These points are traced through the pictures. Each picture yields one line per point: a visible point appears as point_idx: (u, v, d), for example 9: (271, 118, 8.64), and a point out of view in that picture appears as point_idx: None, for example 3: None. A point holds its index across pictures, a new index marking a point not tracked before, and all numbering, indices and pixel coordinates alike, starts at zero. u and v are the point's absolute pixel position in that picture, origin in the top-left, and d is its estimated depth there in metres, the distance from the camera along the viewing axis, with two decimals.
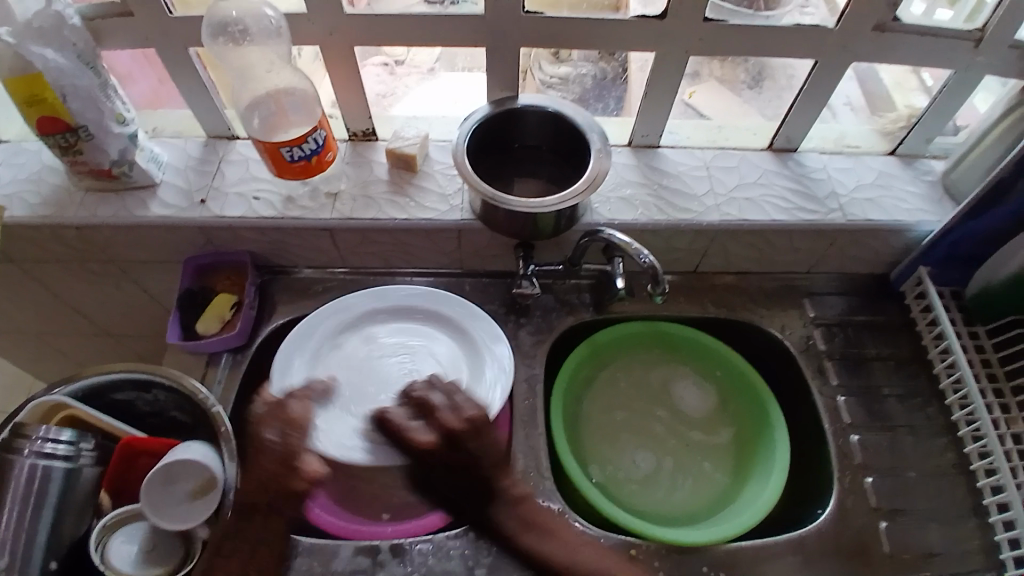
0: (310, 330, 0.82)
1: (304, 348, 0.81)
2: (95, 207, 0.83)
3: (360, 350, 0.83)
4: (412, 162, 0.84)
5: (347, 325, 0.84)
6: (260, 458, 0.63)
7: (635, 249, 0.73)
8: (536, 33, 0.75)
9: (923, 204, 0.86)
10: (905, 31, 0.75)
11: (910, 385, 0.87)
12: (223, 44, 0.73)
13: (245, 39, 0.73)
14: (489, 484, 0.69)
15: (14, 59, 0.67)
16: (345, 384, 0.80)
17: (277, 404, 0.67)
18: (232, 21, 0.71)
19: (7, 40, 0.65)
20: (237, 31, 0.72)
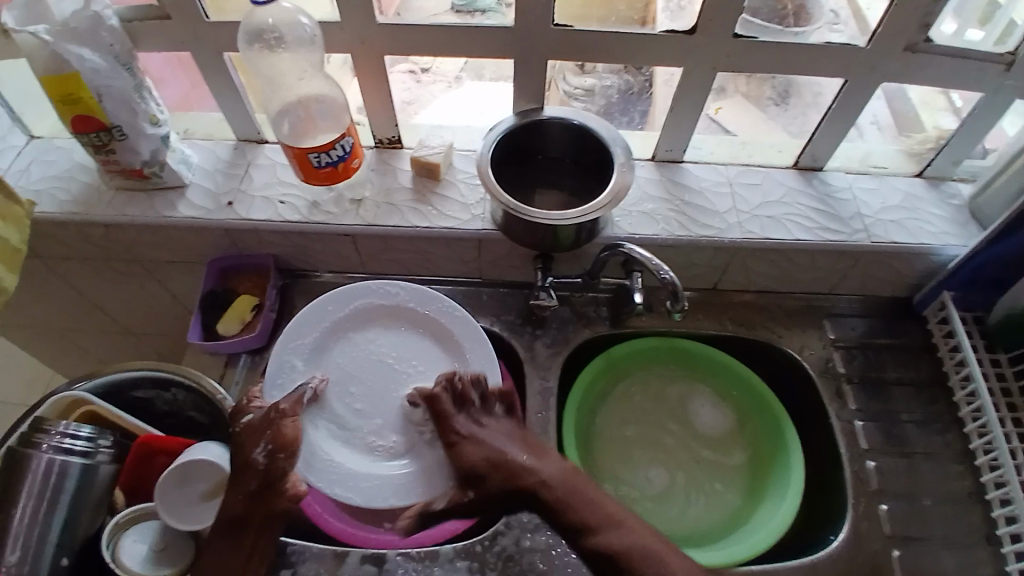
0: (310, 322, 0.79)
1: (301, 346, 0.78)
2: (122, 206, 0.85)
3: (363, 349, 0.80)
4: (436, 171, 0.85)
5: (351, 317, 0.81)
6: (242, 475, 0.65)
7: (654, 264, 0.73)
8: (563, 46, 0.76)
9: (949, 228, 0.84)
10: (935, 53, 0.75)
11: (931, 410, 0.85)
12: (258, 50, 0.74)
13: (280, 46, 0.74)
14: (524, 468, 0.69)
15: (50, 56, 0.69)
16: (348, 387, 0.77)
17: (273, 418, 0.68)
18: (268, 28, 0.72)
19: (44, 39, 0.67)
20: (273, 38, 0.73)
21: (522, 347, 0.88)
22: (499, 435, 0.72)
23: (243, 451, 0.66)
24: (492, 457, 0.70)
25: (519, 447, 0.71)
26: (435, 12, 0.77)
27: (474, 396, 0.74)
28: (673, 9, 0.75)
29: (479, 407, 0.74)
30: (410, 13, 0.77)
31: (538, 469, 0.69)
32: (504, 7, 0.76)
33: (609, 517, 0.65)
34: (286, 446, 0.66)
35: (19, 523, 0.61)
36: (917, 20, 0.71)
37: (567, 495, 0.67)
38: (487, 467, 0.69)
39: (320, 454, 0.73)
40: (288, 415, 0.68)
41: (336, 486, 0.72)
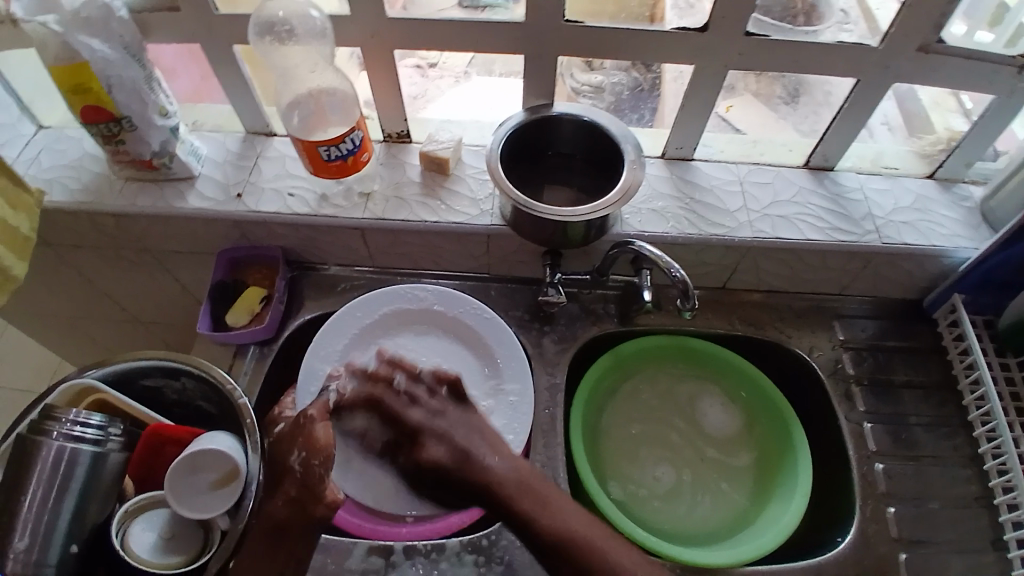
0: (340, 329, 0.82)
1: (330, 351, 0.81)
2: (133, 197, 0.85)
3: (391, 354, 0.82)
4: (445, 166, 0.84)
5: (378, 322, 0.83)
6: (284, 482, 0.64)
7: (664, 262, 0.72)
8: (575, 42, 0.76)
9: (961, 230, 0.84)
10: (950, 53, 0.74)
11: (939, 414, 0.85)
12: (269, 43, 0.75)
13: (291, 38, 0.74)
14: (479, 465, 0.64)
15: (61, 47, 0.69)
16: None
17: (301, 423, 0.67)
18: (279, 22, 0.72)
19: (54, 29, 0.67)
20: (284, 31, 0.73)
21: (530, 343, 0.88)
22: (457, 429, 0.67)
23: (282, 456, 0.65)
24: (450, 453, 0.65)
25: (484, 446, 0.66)
26: (440, 7, 0.76)
27: (422, 388, 0.71)
28: (682, 7, 0.75)
29: (429, 399, 0.70)
30: (416, 6, 0.76)
31: (492, 471, 0.64)
32: (511, 2, 0.76)
33: (545, 498, 0.62)
34: (319, 451, 0.65)
35: (27, 511, 0.61)
36: (932, 20, 0.70)
37: (519, 495, 0.62)
38: (442, 467, 0.65)
39: (350, 457, 0.75)
40: (318, 420, 0.66)
41: (365, 488, 0.74)
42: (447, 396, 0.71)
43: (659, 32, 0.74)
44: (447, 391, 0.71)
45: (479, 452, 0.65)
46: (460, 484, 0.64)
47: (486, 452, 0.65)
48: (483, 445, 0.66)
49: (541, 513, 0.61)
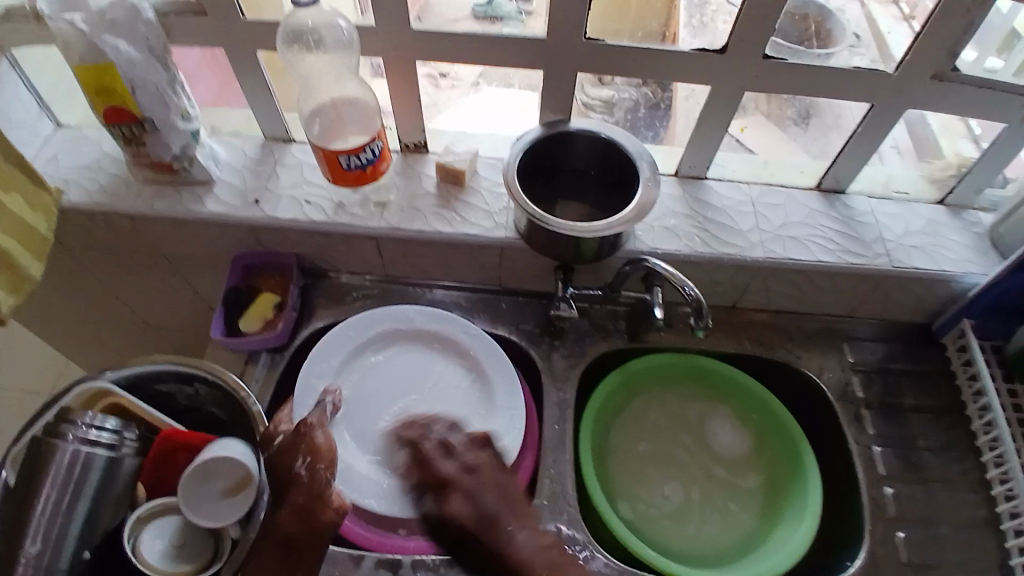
0: (333, 347, 0.84)
1: (325, 368, 0.83)
2: (151, 201, 0.86)
3: (385, 368, 0.85)
4: (460, 178, 0.85)
5: (370, 341, 0.86)
6: (290, 491, 0.65)
7: (679, 280, 0.73)
8: (595, 60, 0.77)
9: (971, 255, 0.84)
10: (965, 83, 0.75)
11: (948, 438, 0.85)
12: (295, 51, 0.76)
13: (318, 47, 0.76)
14: (503, 541, 0.62)
15: (87, 47, 0.70)
16: (371, 405, 0.82)
17: (302, 432, 0.69)
18: (308, 31, 0.74)
19: (82, 28, 0.69)
20: (312, 40, 0.74)
21: (540, 357, 0.88)
22: (487, 489, 0.65)
23: (285, 467, 0.67)
24: (477, 515, 0.63)
25: (510, 513, 0.64)
26: (454, 17, 0.76)
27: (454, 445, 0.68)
28: (695, 26, 0.75)
29: (466, 449, 0.68)
30: (430, 16, 0.76)
31: (518, 547, 0.61)
32: (523, 15, 0.76)
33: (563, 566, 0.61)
34: (322, 456, 0.67)
35: (41, 513, 0.61)
36: (949, 49, 0.71)
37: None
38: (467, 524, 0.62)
39: (350, 467, 0.77)
40: (317, 427, 0.69)
41: (370, 495, 0.76)
42: (479, 449, 0.69)
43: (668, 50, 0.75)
44: (478, 440, 0.69)
45: (506, 519, 0.63)
46: (481, 549, 0.62)
47: (511, 523, 0.63)
48: (507, 517, 0.63)
49: None
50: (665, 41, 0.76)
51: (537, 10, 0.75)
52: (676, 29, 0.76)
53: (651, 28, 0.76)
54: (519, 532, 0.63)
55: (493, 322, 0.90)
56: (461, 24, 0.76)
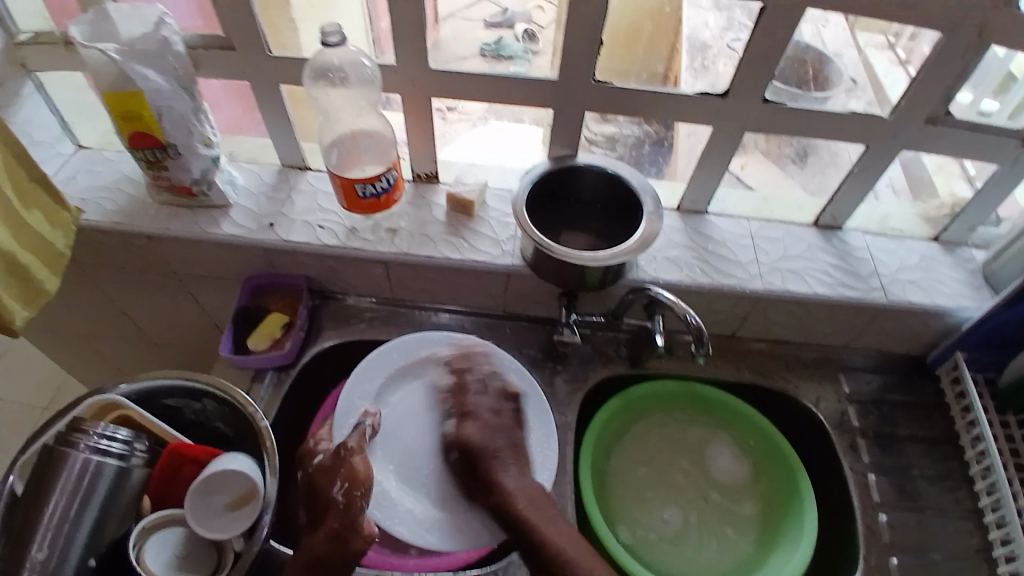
0: (373, 369, 0.85)
1: (365, 389, 0.83)
2: (167, 220, 0.88)
3: (424, 394, 0.85)
4: (470, 208, 0.88)
5: (412, 365, 0.86)
6: (327, 515, 0.67)
7: (681, 308, 0.75)
8: (601, 100, 0.80)
9: (963, 290, 0.87)
10: (955, 126, 0.78)
11: (942, 468, 0.86)
12: (321, 86, 0.80)
13: (342, 83, 0.79)
14: (495, 473, 0.68)
15: (117, 77, 0.74)
16: (407, 432, 0.82)
17: (343, 456, 0.71)
18: (334, 68, 0.78)
19: (113, 57, 0.72)
20: (338, 76, 0.78)
21: (543, 381, 0.90)
22: (501, 431, 0.72)
23: (324, 490, 0.68)
24: (484, 441, 0.70)
25: (512, 458, 0.70)
26: (463, 55, 0.81)
27: (492, 385, 0.77)
28: (697, 68, 0.79)
29: (494, 399, 0.75)
30: (445, 55, 0.80)
31: (506, 486, 0.67)
32: (529, 53, 0.81)
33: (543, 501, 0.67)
34: (360, 483, 0.69)
35: (49, 519, 0.62)
36: (939, 93, 0.75)
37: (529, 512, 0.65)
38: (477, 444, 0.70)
39: (381, 493, 0.77)
40: (357, 453, 0.71)
41: (398, 522, 0.76)
42: (505, 402, 0.75)
43: (670, 92, 0.78)
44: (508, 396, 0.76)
45: (506, 454, 0.70)
46: (478, 472, 0.69)
47: (507, 459, 0.70)
48: (507, 455, 0.70)
49: (537, 525, 0.64)
50: (668, 83, 0.80)
51: (543, 49, 0.80)
52: (678, 71, 0.80)
53: (654, 69, 0.80)
54: (512, 469, 0.69)
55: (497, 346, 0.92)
56: (469, 62, 0.80)
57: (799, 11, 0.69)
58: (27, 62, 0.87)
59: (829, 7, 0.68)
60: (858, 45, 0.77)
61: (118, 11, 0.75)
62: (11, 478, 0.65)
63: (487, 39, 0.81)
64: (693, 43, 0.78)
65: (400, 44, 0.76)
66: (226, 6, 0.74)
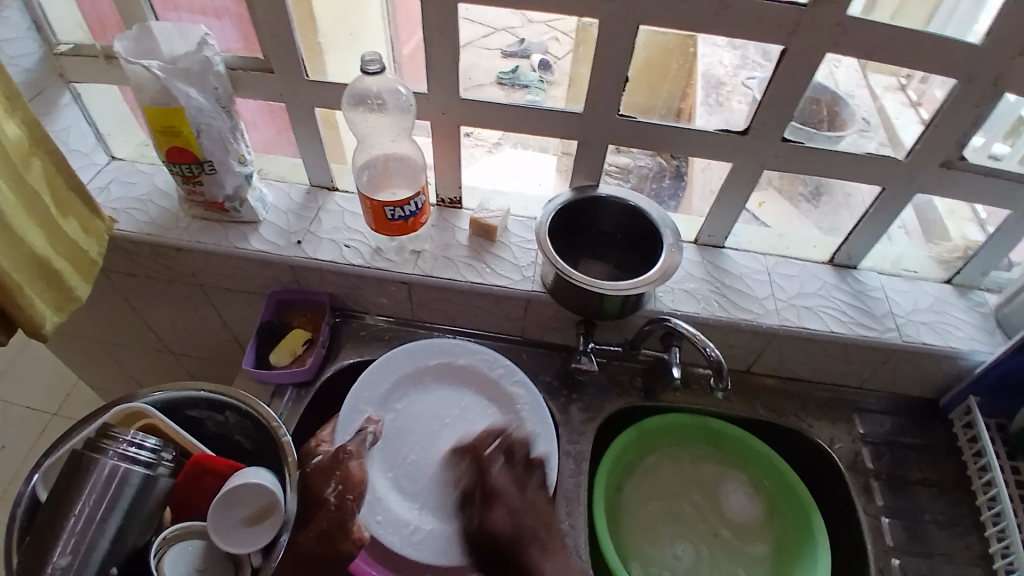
0: (380, 376, 0.87)
1: (371, 396, 0.85)
2: (197, 234, 0.91)
3: (429, 402, 0.87)
4: (492, 233, 0.90)
5: (419, 372, 0.88)
6: (317, 514, 0.72)
7: (700, 341, 0.76)
8: (626, 134, 0.83)
9: (977, 333, 0.88)
10: (971, 170, 0.80)
11: (954, 513, 0.86)
12: (359, 112, 0.83)
13: (380, 109, 0.83)
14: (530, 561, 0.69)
15: (160, 90, 0.76)
16: (406, 439, 0.84)
17: (341, 459, 0.76)
18: (372, 95, 0.81)
19: (157, 74, 0.74)
20: (376, 102, 0.82)
21: (558, 409, 0.91)
22: (528, 512, 0.72)
23: (318, 489, 0.74)
24: (516, 529, 0.71)
25: (541, 547, 0.70)
26: (481, 82, 0.83)
27: (517, 454, 0.78)
28: (712, 103, 0.81)
29: (517, 471, 0.76)
30: (474, 87, 0.83)
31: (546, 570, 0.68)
32: (546, 83, 0.83)
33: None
34: (354, 486, 0.74)
35: (74, 525, 0.63)
36: (956, 140, 0.77)
37: None
38: (502, 531, 0.71)
39: (376, 502, 0.78)
40: (354, 457, 0.76)
41: (391, 532, 0.77)
42: (532, 473, 0.76)
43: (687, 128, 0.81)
44: (533, 467, 0.77)
45: (535, 539, 0.70)
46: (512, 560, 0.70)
47: (542, 552, 0.69)
48: (539, 537, 0.71)
49: None
50: (681, 119, 0.82)
51: (558, 80, 0.82)
52: (692, 104, 0.82)
53: (672, 105, 0.82)
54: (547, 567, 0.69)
55: None
56: (487, 89, 0.83)
57: (821, 55, 0.71)
58: (66, 72, 0.89)
59: (849, 54, 0.71)
60: (871, 87, 0.79)
61: (162, 30, 0.78)
62: (34, 482, 0.66)
63: (503, 67, 0.81)
64: (708, 80, 0.79)
65: (433, 73, 0.79)
66: (268, 31, 0.78)
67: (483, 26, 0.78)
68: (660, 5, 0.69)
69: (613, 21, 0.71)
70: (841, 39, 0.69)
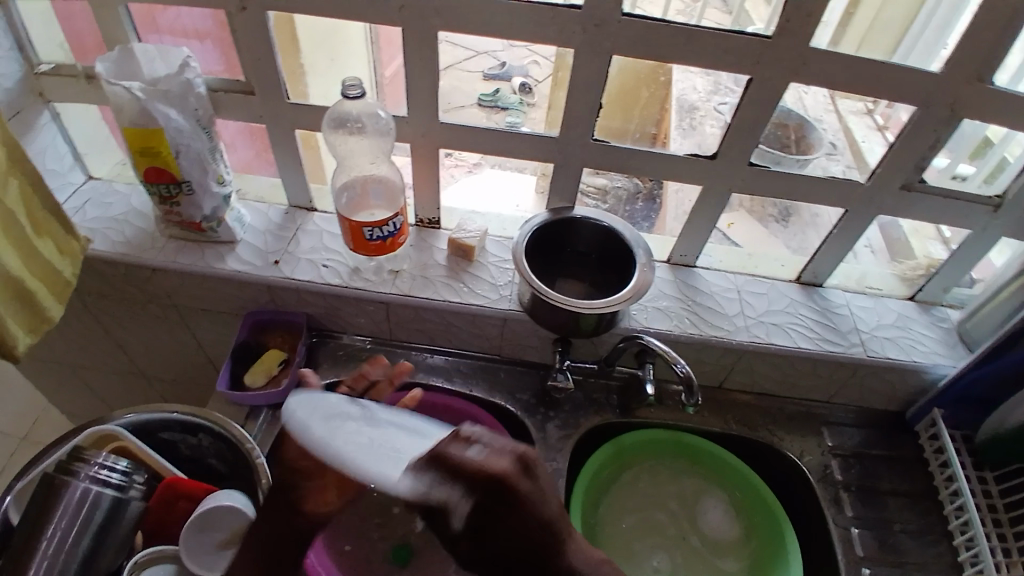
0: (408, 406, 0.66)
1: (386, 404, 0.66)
2: (174, 254, 0.91)
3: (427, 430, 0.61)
4: (470, 253, 0.92)
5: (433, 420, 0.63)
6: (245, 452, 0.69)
7: (671, 357, 0.78)
8: (600, 157, 0.85)
9: (939, 348, 0.91)
10: (928, 192, 0.83)
11: (923, 523, 0.89)
12: (339, 133, 0.85)
13: (359, 131, 0.85)
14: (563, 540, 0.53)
15: (139, 112, 0.76)
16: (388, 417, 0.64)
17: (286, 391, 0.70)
18: (351, 118, 0.83)
19: (138, 95, 0.75)
20: (354, 124, 0.84)
21: (535, 427, 0.92)
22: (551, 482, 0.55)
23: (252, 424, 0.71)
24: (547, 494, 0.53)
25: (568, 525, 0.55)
26: (461, 104, 0.85)
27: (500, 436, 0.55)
28: (686, 128, 0.84)
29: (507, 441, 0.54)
30: (453, 112, 0.85)
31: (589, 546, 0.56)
32: (526, 105, 0.86)
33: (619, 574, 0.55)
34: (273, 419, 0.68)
35: (47, 547, 0.62)
36: (914, 163, 0.80)
37: None
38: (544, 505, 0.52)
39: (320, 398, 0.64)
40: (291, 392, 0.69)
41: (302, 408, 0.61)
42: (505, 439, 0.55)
43: (662, 152, 0.84)
44: None
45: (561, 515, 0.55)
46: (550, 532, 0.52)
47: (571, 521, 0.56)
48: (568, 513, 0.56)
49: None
50: (657, 143, 0.85)
51: (538, 102, 0.85)
52: (666, 130, 0.85)
53: (645, 129, 0.85)
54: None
55: (491, 389, 0.95)
56: (467, 111, 0.85)
57: (784, 83, 0.74)
58: (45, 92, 0.89)
59: (811, 82, 0.74)
60: (839, 112, 0.82)
61: (144, 51, 0.78)
62: (7, 504, 0.66)
63: (484, 90, 0.85)
64: (681, 104, 0.82)
65: (413, 97, 0.81)
66: (250, 55, 0.79)
67: (466, 50, 0.81)
68: (632, 34, 0.72)
69: (587, 50, 0.73)
70: (803, 68, 0.72)
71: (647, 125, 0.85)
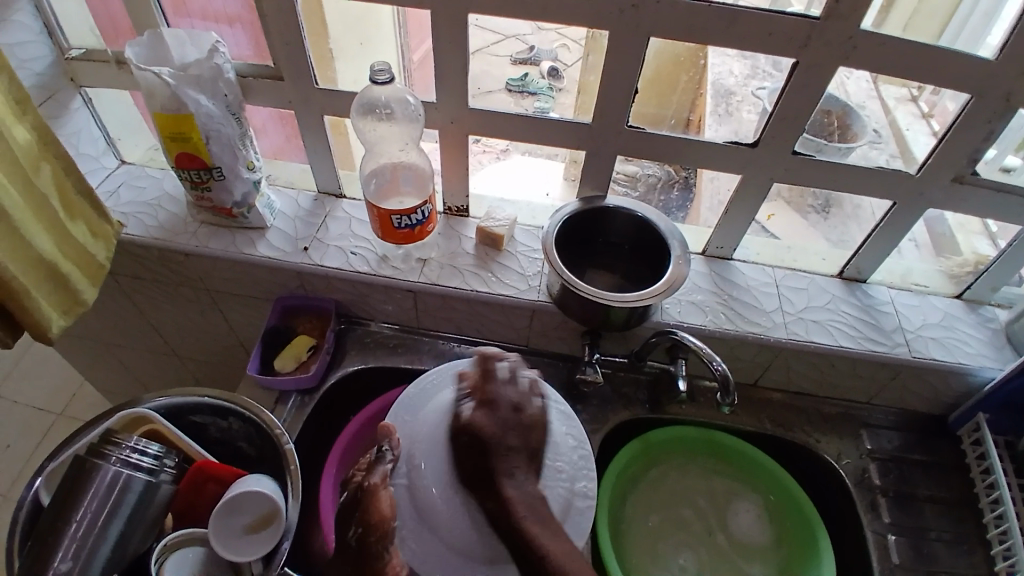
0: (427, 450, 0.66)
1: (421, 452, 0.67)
2: (205, 239, 0.91)
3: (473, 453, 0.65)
4: (499, 242, 0.90)
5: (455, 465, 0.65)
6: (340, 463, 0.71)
7: (706, 354, 0.76)
8: (634, 145, 0.82)
9: (986, 350, 0.87)
10: (982, 185, 0.79)
11: (959, 531, 0.85)
12: (369, 120, 0.84)
13: (389, 117, 0.84)
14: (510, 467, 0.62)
15: (170, 97, 0.76)
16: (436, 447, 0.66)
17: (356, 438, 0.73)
18: (381, 104, 0.82)
19: (167, 81, 0.74)
20: (384, 111, 0.83)
21: None
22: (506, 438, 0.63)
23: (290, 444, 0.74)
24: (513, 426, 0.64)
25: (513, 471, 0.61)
26: (491, 89, 0.83)
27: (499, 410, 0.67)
28: (721, 113, 0.81)
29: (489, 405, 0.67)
30: (484, 97, 0.83)
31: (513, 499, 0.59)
32: (555, 91, 0.84)
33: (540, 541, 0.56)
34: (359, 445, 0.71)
35: (75, 531, 0.63)
36: (967, 155, 0.76)
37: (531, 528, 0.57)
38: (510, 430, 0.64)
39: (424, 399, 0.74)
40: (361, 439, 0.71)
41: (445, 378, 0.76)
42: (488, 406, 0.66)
43: (698, 139, 0.80)
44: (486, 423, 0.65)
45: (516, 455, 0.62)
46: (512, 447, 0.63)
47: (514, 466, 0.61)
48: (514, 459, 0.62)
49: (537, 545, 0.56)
50: (690, 130, 0.83)
51: (568, 87, 0.83)
52: (701, 116, 0.82)
53: (681, 114, 0.83)
54: (520, 474, 0.61)
55: None
56: (497, 97, 0.83)
57: (832, 69, 0.70)
58: (77, 76, 0.90)
59: (861, 68, 0.70)
60: (883, 99, 0.78)
61: (174, 35, 0.78)
62: (37, 486, 0.66)
63: (513, 75, 0.82)
64: (718, 89, 0.79)
65: (442, 82, 0.80)
66: (280, 40, 0.78)
67: (494, 34, 0.79)
68: (670, 16, 0.69)
69: (622, 33, 0.71)
70: (853, 52, 0.69)
71: (680, 112, 0.83)
